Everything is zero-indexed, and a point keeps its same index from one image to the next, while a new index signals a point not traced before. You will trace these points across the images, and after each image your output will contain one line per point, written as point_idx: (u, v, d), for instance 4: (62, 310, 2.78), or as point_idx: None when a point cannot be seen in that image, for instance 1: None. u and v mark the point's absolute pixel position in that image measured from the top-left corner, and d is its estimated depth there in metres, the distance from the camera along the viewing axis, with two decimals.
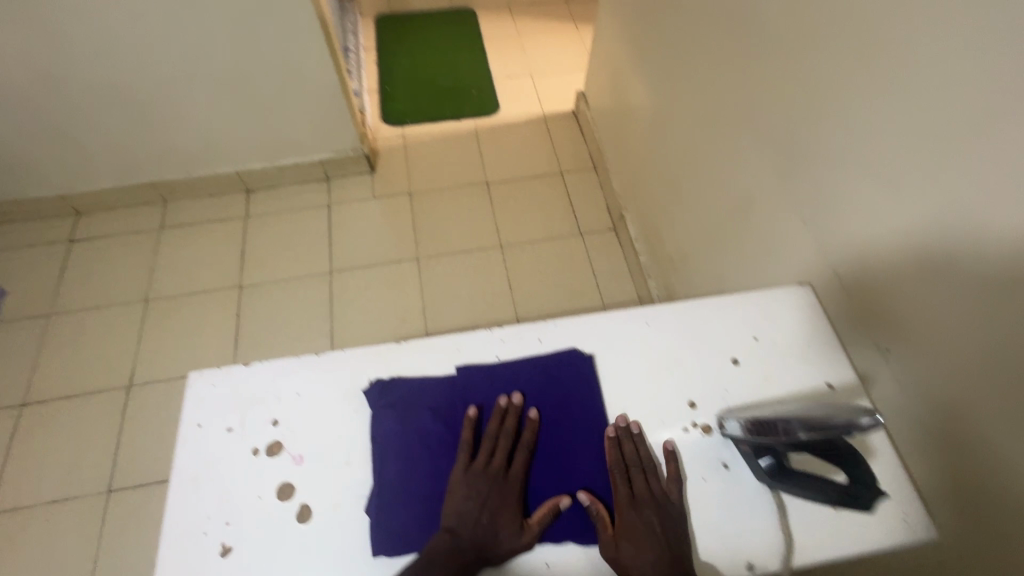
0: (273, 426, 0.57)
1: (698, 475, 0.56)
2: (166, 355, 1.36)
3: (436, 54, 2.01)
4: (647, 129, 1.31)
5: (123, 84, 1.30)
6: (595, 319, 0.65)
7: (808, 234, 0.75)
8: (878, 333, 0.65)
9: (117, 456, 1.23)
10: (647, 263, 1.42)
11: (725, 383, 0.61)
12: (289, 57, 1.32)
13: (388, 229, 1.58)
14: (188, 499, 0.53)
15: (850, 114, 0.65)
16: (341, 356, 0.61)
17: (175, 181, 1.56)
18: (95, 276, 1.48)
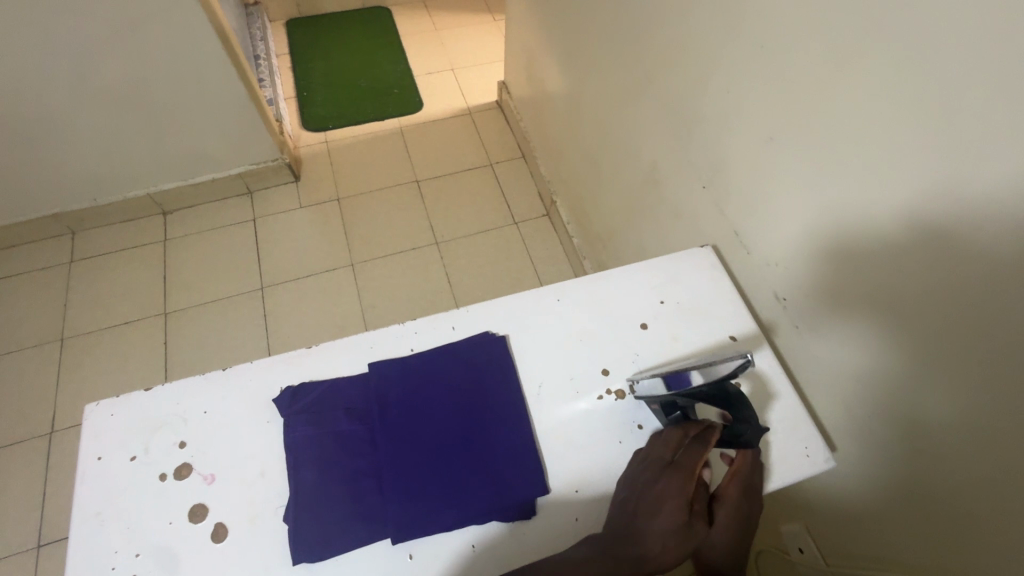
0: (180, 448, 0.55)
1: (614, 439, 0.57)
2: (90, 395, 1.29)
3: (353, 55, 1.97)
4: (564, 112, 1.32)
5: (6, 111, 1.21)
6: (507, 300, 0.66)
7: (710, 198, 0.80)
8: (780, 286, 0.70)
9: (44, 508, 1.15)
10: (580, 244, 1.44)
11: (635, 347, 0.63)
12: (190, 68, 1.26)
13: (319, 237, 1.54)
14: (92, 535, 0.51)
15: (737, 80, 0.69)
16: (249, 368, 0.59)
17: (81, 209, 1.47)
18: (1, 319, 1.38)
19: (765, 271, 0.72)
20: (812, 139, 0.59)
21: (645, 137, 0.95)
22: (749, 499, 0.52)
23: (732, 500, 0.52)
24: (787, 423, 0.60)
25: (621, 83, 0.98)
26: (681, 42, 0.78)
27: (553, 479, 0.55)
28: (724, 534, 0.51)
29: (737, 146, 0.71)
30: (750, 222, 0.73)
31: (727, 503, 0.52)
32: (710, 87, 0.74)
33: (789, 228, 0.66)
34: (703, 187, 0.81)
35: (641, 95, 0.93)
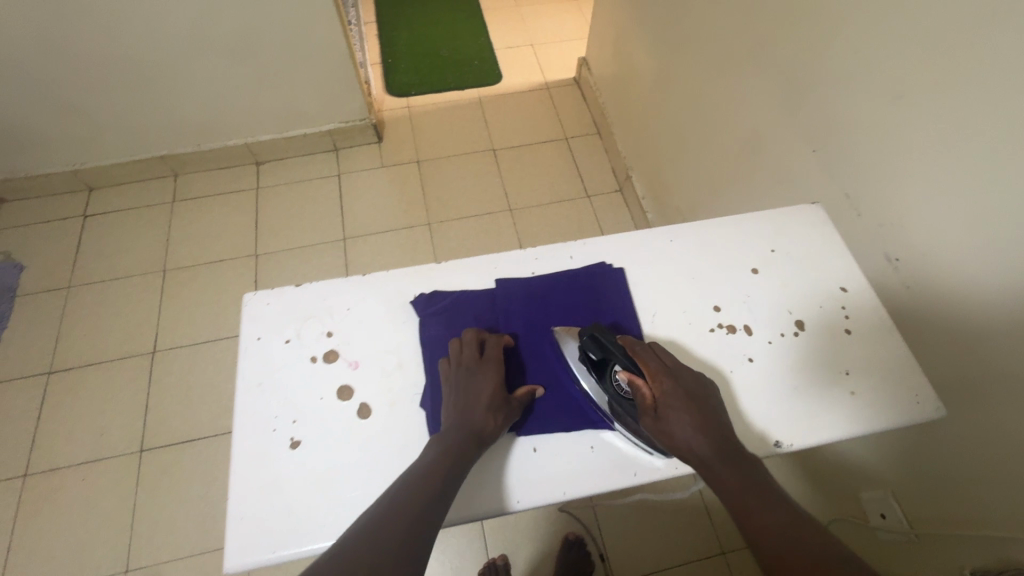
0: (327, 337, 0.61)
1: (726, 367, 0.61)
2: (187, 322, 1.39)
3: (435, 26, 2.03)
4: (651, 87, 1.34)
5: (133, 58, 1.31)
6: (622, 237, 0.70)
7: (820, 162, 0.81)
8: (892, 245, 0.70)
9: (146, 418, 1.26)
10: (654, 218, 1.46)
11: (745, 288, 0.66)
12: (300, 25, 1.34)
13: (397, 196, 1.61)
14: (254, 401, 0.57)
15: (868, 40, 0.69)
16: (385, 275, 0.65)
17: (186, 154, 1.58)
18: (111, 248, 1.51)
19: (876, 230, 0.72)
20: (956, 97, 0.59)
21: (747, 105, 0.96)
22: (671, 383, 0.53)
23: (663, 396, 0.52)
24: (900, 369, 0.61)
25: (725, 50, 0.99)
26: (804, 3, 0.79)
27: None
28: (681, 428, 0.50)
29: (861, 105, 0.72)
30: (864, 182, 0.74)
31: (660, 402, 0.52)
32: (834, 47, 0.75)
33: (912, 185, 0.66)
34: (812, 150, 0.83)
35: (747, 62, 0.94)
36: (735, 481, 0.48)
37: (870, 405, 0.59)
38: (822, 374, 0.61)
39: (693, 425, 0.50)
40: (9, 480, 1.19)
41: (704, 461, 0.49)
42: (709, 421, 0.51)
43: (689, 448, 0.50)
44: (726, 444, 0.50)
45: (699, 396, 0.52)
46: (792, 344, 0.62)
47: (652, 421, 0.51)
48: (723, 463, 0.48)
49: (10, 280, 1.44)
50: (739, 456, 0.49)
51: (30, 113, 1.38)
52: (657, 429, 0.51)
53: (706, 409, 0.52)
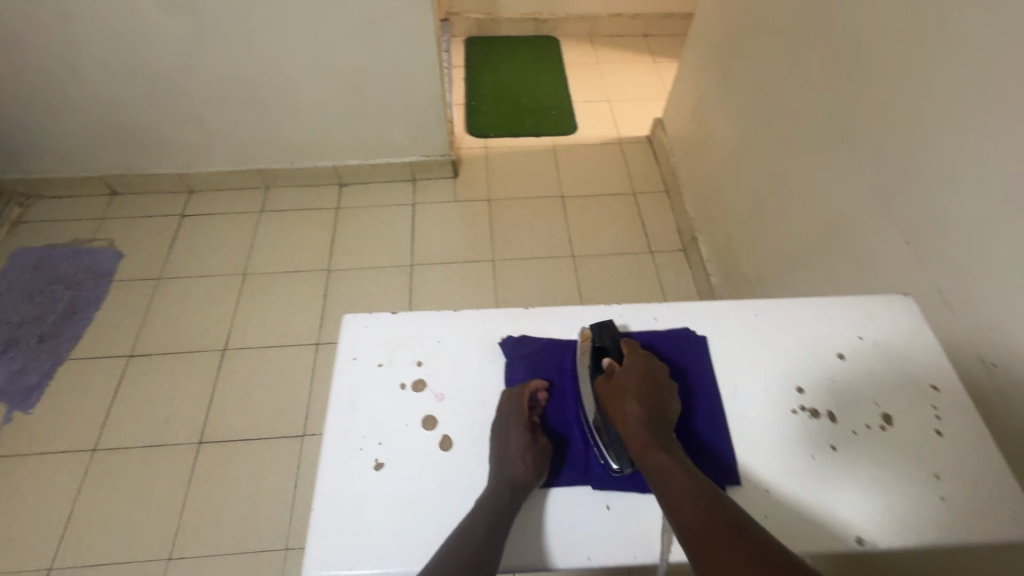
0: (417, 366, 0.64)
1: (806, 453, 0.60)
2: (257, 325, 1.47)
3: (519, 75, 2.15)
4: (729, 155, 1.37)
5: (255, 82, 1.45)
6: (707, 306, 0.71)
7: (913, 254, 0.81)
8: (990, 349, 0.68)
9: (209, 412, 1.33)
10: (718, 283, 1.46)
11: (831, 372, 0.65)
12: (405, 67, 1.45)
13: (466, 230, 1.68)
14: (344, 418, 0.61)
15: (976, 143, 0.70)
16: (476, 314, 0.69)
17: (279, 170, 1.71)
18: (201, 247, 1.63)
19: (972, 330, 0.71)
20: None
21: (835, 186, 0.97)
22: (644, 365, 0.61)
23: (627, 369, 0.60)
24: (996, 482, 0.58)
25: (816, 132, 1.01)
26: (907, 99, 0.80)
27: (745, 474, 0.59)
28: (628, 395, 0.57)
29: (964, 203, 0.72)
30: (961, 279, 0.73)
31: (621, 374, 0.60)
32: (938, 144, 0.76)
33: (1018, 290, 0.65)
34: (904, 241, 0.83)
35: (838, 146, 0.96)
36: (653, 448, 0.54)
37: (962, 514, 0.56)
38: (908, 474, 0.59)
39: (639, 395, 0.57)
40: (80, 452, 1.27)
41: (633, 424, 0.56)
42: (656, 401, 0.58)
43: (627, 416, 0.56)
44: (659, 422, 0.57)
45: (662, 384, 0.60)
46: (879, 438, 0.61)
47: (606, 383, 0.59)
48: (647, 431, 0.55)
49: (110, 265, 1.57)
50: (665, 436, 0.56)
51: (156, 120, 1.54)
52: (608, 389, 0.59)
53: (660, 393, 0.59)
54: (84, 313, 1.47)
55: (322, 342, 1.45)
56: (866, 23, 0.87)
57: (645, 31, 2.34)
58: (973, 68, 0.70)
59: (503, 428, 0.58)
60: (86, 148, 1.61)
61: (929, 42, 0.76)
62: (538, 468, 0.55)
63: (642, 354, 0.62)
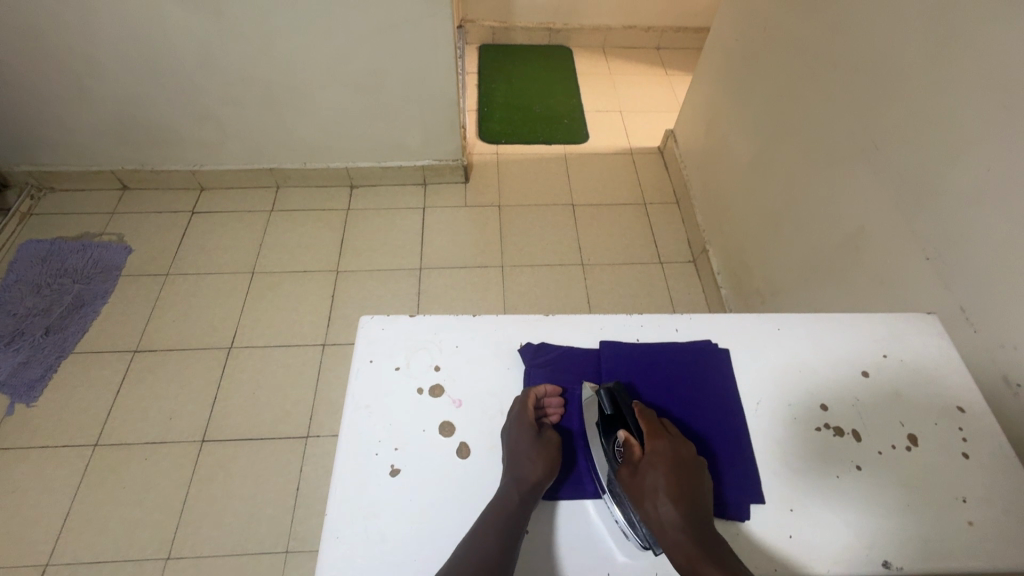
0: (435, 371, 0.63)
1: (832, 472, 0.59)
2: (264, 324, 1.47)
3: (532, 83, 2.16)
4: (744, 169, 1.36)
5: (271, 82, 1.45)
6: (728, 318, 0.70)
7: (934, 271, 0.80)
8: (1014, 370, 0.67)
9: (213, 411, 1.32)
10: (729, 295, 1.45)
11: (856, 390, 0.64)
12: (421, 72, 1.46)
13: (476, 235, 1.67)
14: (360, 422, 0.60)
15: (1003, 163, 0.69)
16: (494, 320, 0.68)
17: (291, 170, 1.71)
18: (210, 244, 1.62)
19: (995, 350, 0.70)
20: None
21: (853, 201, 0.97)
22: (667, 447, 0.54)
23: (651, 456, 0.54)
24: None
25: (835, 147, 1.01)
26: (932, 116, 0.80)
27: (768, 493, 0.58)
28: (658, 492, 0.51)
29: (990, 222, 0.71)
30: (985, 298, 0.72)
31: (645, 463, 0.53)
32: (964, 161, 0.75)
33: None
34: (925, 258, 0.82)
35: (858, 162, 0.95)
36: (698, 557, 0.48)
37: (991, 539, 0.55)
38: (935, 496, 0.57)
39: (670, 489, 0.51)
40: (82, 447, 1.26)
41: (671, 528, 0.49)
42: (687, 491, 0.52)
43: (662, 516, 0.50)
44: (697, 518, 0.50)
45: (689, 468, 0.54)
46: (905, 459, 0.60)
47: (630, 475, 0.53)
48: (689, 536, 0.49)
49: (119, 260, 1.57)
50: (706, 533, 0.50)
51: (171, 116, 1.54)
52: (633, 483, 0.52)
53: (689, 480, 0.53)
54: (91, 307, 1.47)
55: (329, 343, 1.44)
56: (890, 40, 0.87)
57: (657, 43, 2.35)
58: (1002, 88, 0.69)
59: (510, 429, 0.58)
60: (100, 143, 1.61)
61: (955, 61, 0.76)
62: (549, 469, 0.55)
63: (660, 429, 0.56)
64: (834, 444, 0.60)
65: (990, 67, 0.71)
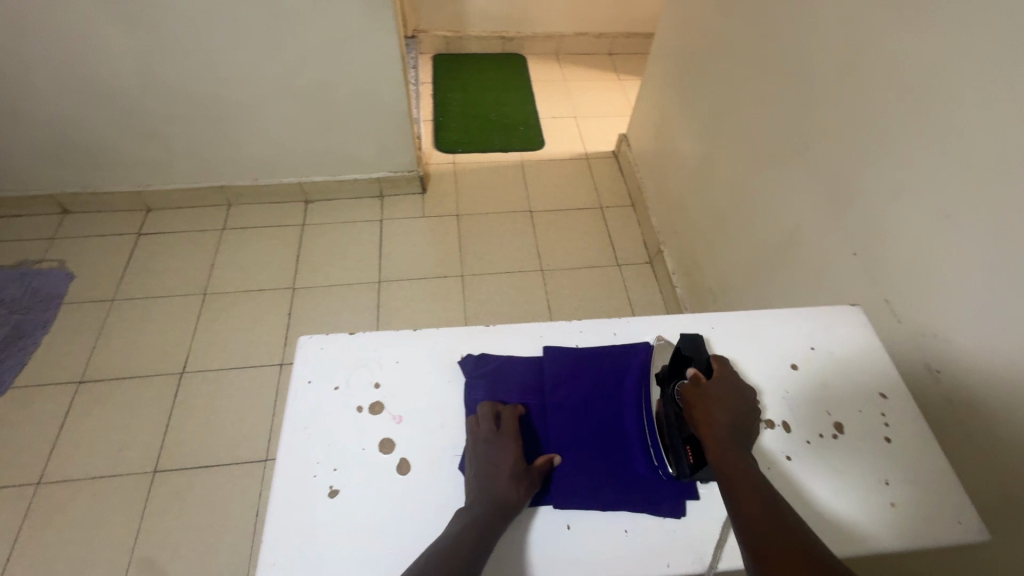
0: (375, 388, 0.63)
1: (764, 464, 0.61)
2: (218, 346, 1.43)
3: (487, 91, 2.17)
4: (691, 170, 1.40)
5: (216, 99, 1.43)
6: (665, 319, 0.72)
7: (861, 265, 0.84)
8: (933, 356, 0.71)
9: (166, 439, 1.27)
10: (684, 294, 1.49)
11: (786, 383, 0.67)
12: (370, 85, 1.45)
13: (435, 245, 1.67)
14: (299, 444, 0.59)
15: (912, 161, 0.74)
16: (435, 333, 0.68)
17: (242, 186, 1.68)
18: (159, 266, 1.58)
19: (916, 338, 0.74)
20: (996, 224, 0.63)
21: (790, 200, 1.01)
22: (734, 380, 0.59)
23: (719, 380, 0.58)
24: (943, 486, 0.60)
25: (771, 148, 1.05)
26: (853, 116, 0.84)
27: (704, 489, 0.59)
28: (715, 404, 0.56)
29: (906, 216, 0.76)
30: (906, 288, 0.76)
31: (709, 380, 0.58)
32: (882, 159, 0.79)
33: (956, 299, 0.68)
34: (853, 252, 0.86)
35: (791, 162, 0.99)
36: (732, 457, 0.52)
37: (912, 518, 0.58)
38: (860, 479, 0.60)
39: (727, 406, 0.56)
40: (23, 486, 1.20)
41: (717, 431, 0.54)
42: (743, 416, 0.56)
43: (714, 423, 0.54)
44: (744, 437, 0.54)
45: (750, 399, 0.58)
46: (831, 446, 0.62)
47: (693, 389, 0.58)
48: (732, 441, 0.53)
49: (61, 287, 1.50)
50: (748, 451, 0.53)
51: (111, 137, 1.49)
52: (695, 394, 0.57)
53: (747, 406, 0.57)
54: (31, 337, 1.40)
55: (287, 362, 1.41)
56: (813, 46, 0.91)
57: (609, 49, 2.40)
58: (908, 91, 0.74)
59: (481, 444, 0.58)
60: (36, 166, 1.55)
61: (869, 65, 0.80)
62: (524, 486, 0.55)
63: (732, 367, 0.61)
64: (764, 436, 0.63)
65: (897, 71, 0.75)
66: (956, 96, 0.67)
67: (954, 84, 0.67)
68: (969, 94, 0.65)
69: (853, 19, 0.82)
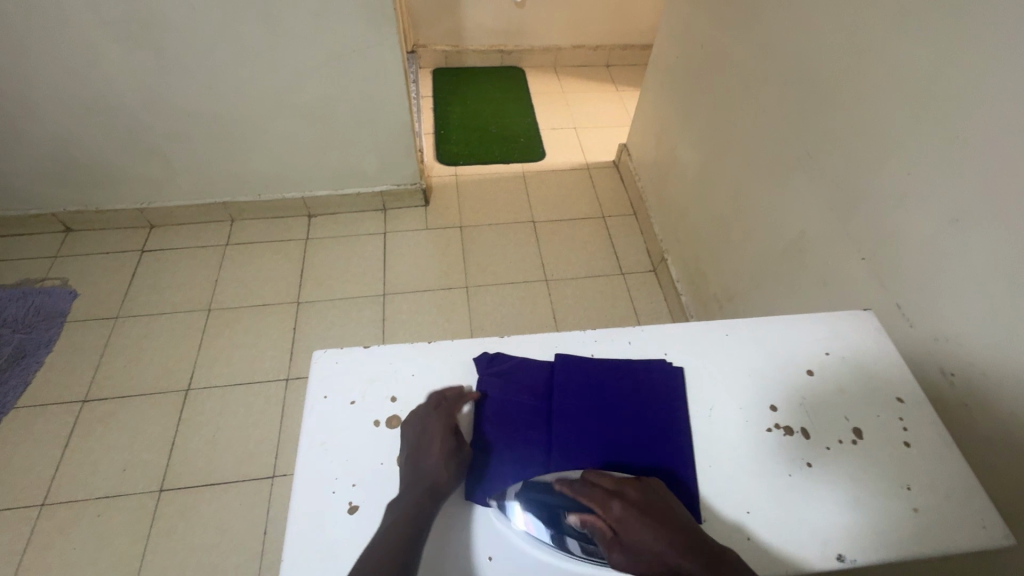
0: (392, 402, 0.63)
1: (783, 471, 0.60)
2: (223, 362, 1.42)
3: (486, 104, 2.19)
4: (693, 178, 1.41)
5: (219, 116, 1.43)
6: (678, 327, 0.72)
7: (868, 271, 0.85)
8: (947, 360, 0.71)
9: (171, 457, 1.26)
10: (689, 302, 1.49)
11: (801, 389, 0.67)
12: (373, 100, 1.46)
13: (438, 257, 1.67)
14: (317, 460, 0.58)
15: (916, 168, 0.75)
16: (450, 345, 0.68)
17: (245, 202, 1.68)
18: (162, 283, 1.57)
19: (929, 342, 0.74)
20: (1003, 228, 0.64)
21: (793, 208, 1.02)
22: (623, 503, 0.51)
23: (619, 525, 0.50)
24: (964, 490, 0.60)
25: (773, 156, 1.06)
26: (854, 124, 0.85)
27: (725, 499, 0.59)
28: (645, 544, 0.49)
29: (913, 221, 0.76)
30: (915, 292, 0.77)
31: (615, 531, 0.50)
32: (885, 165, 0.80)
33: (967, 302, 0.69)
34: (861, 258, 0.87)
35: (794, 169, 1.00)
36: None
37: (937, 521, 0.58)
38: (882, 486, 0.60)
39: (655, 537, 0.49)
40: (27, 508, 1.18)
41: (679, 574, 0.47)
42: (668, 530, 0.49)
43: (662, 569, 0.48)
44: (691, 541, 0.49)
45: (654, 508, 0.51)
46: (851, 452, 0.62)
47: (619, 553, 0.50)
48: (692, 562, 0.47)
49: (64, 306, 1.50)
50: (705, 549, 0.48)
51: (115, 155, 1.50)
52: (625, 556, 0.49)
53: (668, 519, 0.50)
54: (34, 357, 1.39)
55: (292, 377, 1.40)
56: (814, 55, 0.92)
57: (606, 61, 2.43)
58: (909, 98, 0.75)
59: (428, 415, 0.59)
60: (39, 185, 1.55)
61: (868, 73, 0.81)
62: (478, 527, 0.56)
63: (593, 494, 0.53)
64: (782, 445, 0.62)
65: (897, 80, 0.77)
66: (956, 103, 0.68)
67: (953, 90, 0.68)
68: (968, 100, 0.67)
69: (853, 28, 0.84)
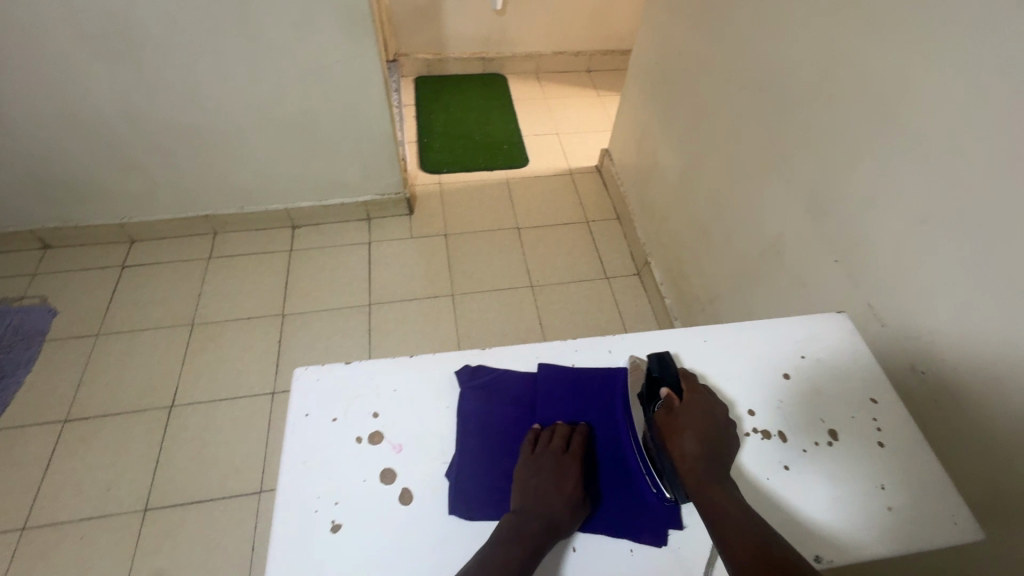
0: (374, 418, 0.63)
1: (761, 474, 0.61)
2: (207, 377, 1.41)
3: (469, 111, 2.20)
4: (674, 182, 1.43)
5: (201, 129, 1.43)
6: (657, 333, 0.73)
7: (842, 273, 0.87)
8: (918, 358, 0.73)
9: (156, 475, 1.24)
10: (673, 305, 1.50)
11: (778, 392, 0.68)
12: (355, 111, 1.47)
13: (424, 266, 1.67)
14: (299, 479, 0.58)
15: (884, 173, 0.77)
16: (431, 359, 0.68)
17: (228, 215, 1.67)
18: (144, 298, 1.55)
19: (901, 342, 0.76)
20: (967, 230, 0.66)
21: (770, 211, 1.04)
22: (703, 400, 0.62)
23: (690, 405, 0.61)
24: (936, 486, 0.61)
25: (750, 161, 1.08)
26: (826, 130, 0.88)
27: None
28: (687, 431, 0.59)
29: (883, 224, 0.78)
30: (886, 293, 0.79)
31: (682, 406, 0.61)
32: (856, 170, 0.82)
33: (935, 302, 0.71)
34: (834, 260, 0.89)
35: (770, 174, 1.03)
36: (710, 483, 0.55)
37: (910, 519, 0.59)
38: (858, 486, 0.61)
39: (699, 432, 0.59)
40: (7, 532, 1.16)
41: (691, 460, 0.57)
42: (715, 440, 0.59)
43: (684, 450, 0.58)
44: (716, 457, 0.58)
45: (721, 419, 0.61)
46: (827, 454, 0.63)
47: (665, 414, 0.61)
48: (706, 465, 0.57)
49: (43, 324, 1.47)
50: (723, 470, 0.57)
51: (94, 170, 1.48)
52: (667, 420, 0.61)
53: (722, 431, 0.60)
54: (13, 377, 1.37)
55: (278, 391, 1.39)
56: (787, 62, 0.95)
57: (587, 67, 2.45)
58: (877, 105, 0.77)
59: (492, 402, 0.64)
60: (15, 202, 1.53)
61: (838, 81, 0.84)
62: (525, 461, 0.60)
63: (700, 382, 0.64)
64: (760, 448, 0.63)
65: (866, 87, 0.79)
66: (920, 110, 0.70)
67: (918, 97, 0.71)
68: (932, 107, 0.69)
69: (822, 37, 0.86)
